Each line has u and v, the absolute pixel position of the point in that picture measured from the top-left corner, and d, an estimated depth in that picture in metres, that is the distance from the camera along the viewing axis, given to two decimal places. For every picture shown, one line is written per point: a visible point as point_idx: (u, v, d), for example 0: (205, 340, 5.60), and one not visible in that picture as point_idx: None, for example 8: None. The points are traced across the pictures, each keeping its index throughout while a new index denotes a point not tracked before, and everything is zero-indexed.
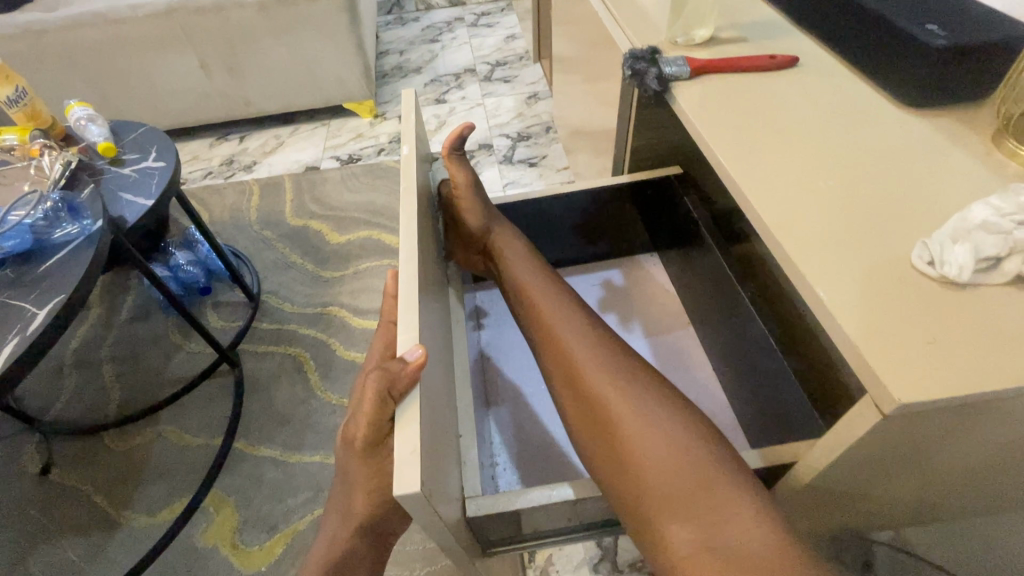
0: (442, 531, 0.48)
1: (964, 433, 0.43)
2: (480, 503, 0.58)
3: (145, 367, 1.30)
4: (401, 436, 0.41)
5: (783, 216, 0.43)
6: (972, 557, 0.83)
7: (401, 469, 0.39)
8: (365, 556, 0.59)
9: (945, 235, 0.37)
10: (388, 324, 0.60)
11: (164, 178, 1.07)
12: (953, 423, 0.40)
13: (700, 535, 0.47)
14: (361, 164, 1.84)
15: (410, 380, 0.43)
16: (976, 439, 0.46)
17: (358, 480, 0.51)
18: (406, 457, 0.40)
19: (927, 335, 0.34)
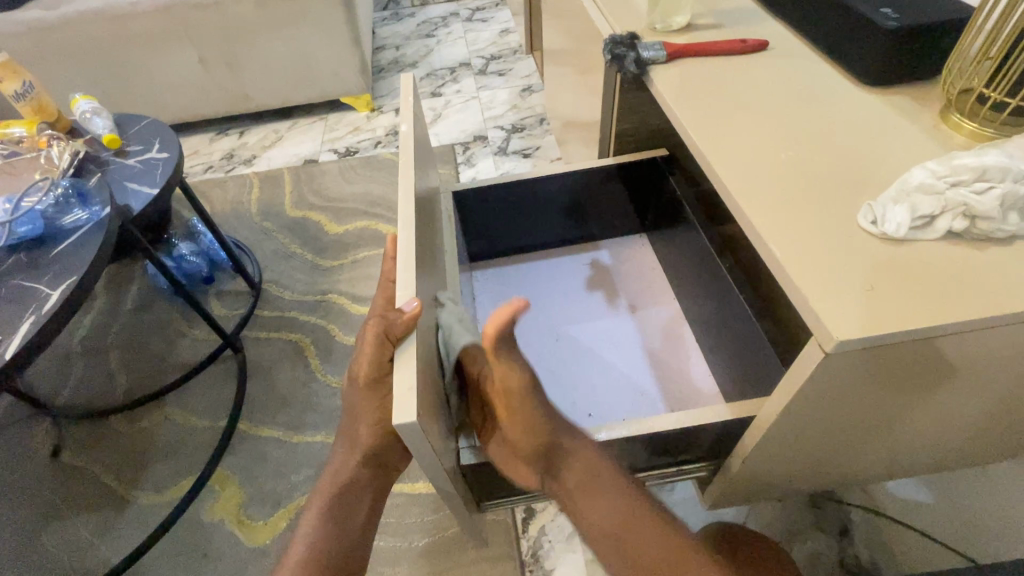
0: (433, 467, 0.54)
1: (914, 383, 0.47)
2: None
3: (150, 353, 1.34)
4: (400, 377, 0.47)
5: (745, 184, 0.47)
6: (943, 519, 0.88)
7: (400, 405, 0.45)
8: (369, 487, 0.64)
9: (887, 199, 0.41)
10: (386, 282, 0.64)
11: (168, 168, 1.11)
12: (899, 369, 0.44)
13: None
14: (358, 157, 1.87)
15: (406, 327, 0.50)
16: (928, 391, 0.50)
17: (364, 409, 0.60)
18: (404, 394, 0.46)
19: (864, 283, 0.38)
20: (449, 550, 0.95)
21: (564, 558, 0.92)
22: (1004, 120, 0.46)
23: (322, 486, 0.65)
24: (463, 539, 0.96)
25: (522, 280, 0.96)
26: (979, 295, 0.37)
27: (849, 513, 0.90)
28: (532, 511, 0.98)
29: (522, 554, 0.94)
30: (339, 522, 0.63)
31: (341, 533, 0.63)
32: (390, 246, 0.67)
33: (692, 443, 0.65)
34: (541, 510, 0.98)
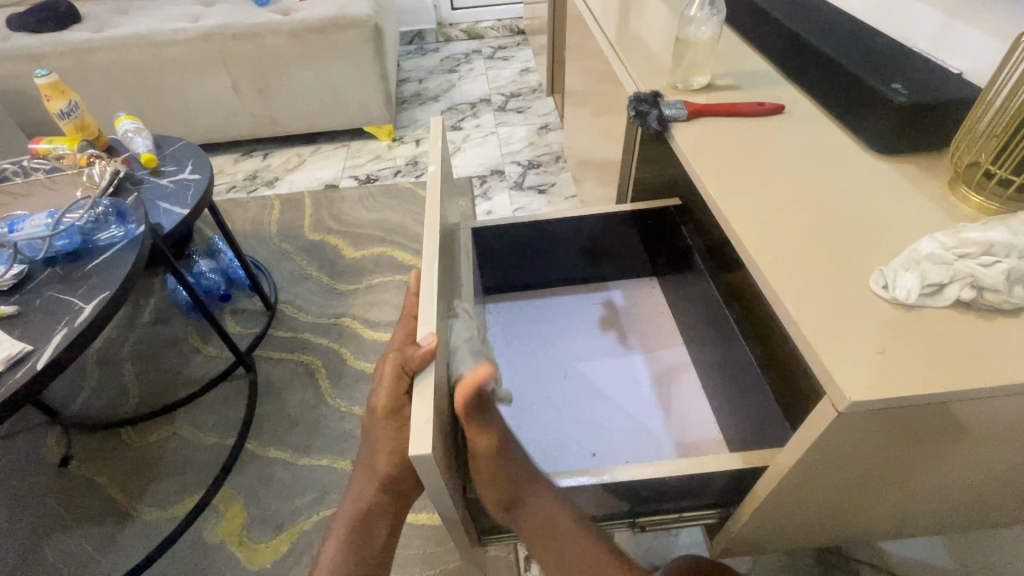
0: (443, 498, 0.55)
1: (917, 445, 0.49)
2: None
3: (163, 368, 1.36)
4: (416, 412, 0.48)
5: (764, 242, 0.49)
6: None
7: (418, 434, 0.47)
8: (386, 513, 0.65)
9: (898, 265, 0.43)
10: (408, 318, 0.66)
11: (199, 190, 1.15)
12: (904, 430, 0.45)
13: None
14: (378, 184, 1.93)
15: (422, 359, 0.51)
16: (932, 455, 0.51)
17: (379, 443, 0.61)
18: (421, 427, 0.47)
19: (878, 346, 0.40)
20: None
21: None
22: (1009, 195, 0.48)
23: (340, 515, 0.68)
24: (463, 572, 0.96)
25: (531, 317, 0.98)
26: (985, 363, 0.38)
27: (855, 568, 0.89)
28: None
29: None
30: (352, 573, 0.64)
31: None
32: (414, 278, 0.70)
33: (701, 490, 0.65)
34: None
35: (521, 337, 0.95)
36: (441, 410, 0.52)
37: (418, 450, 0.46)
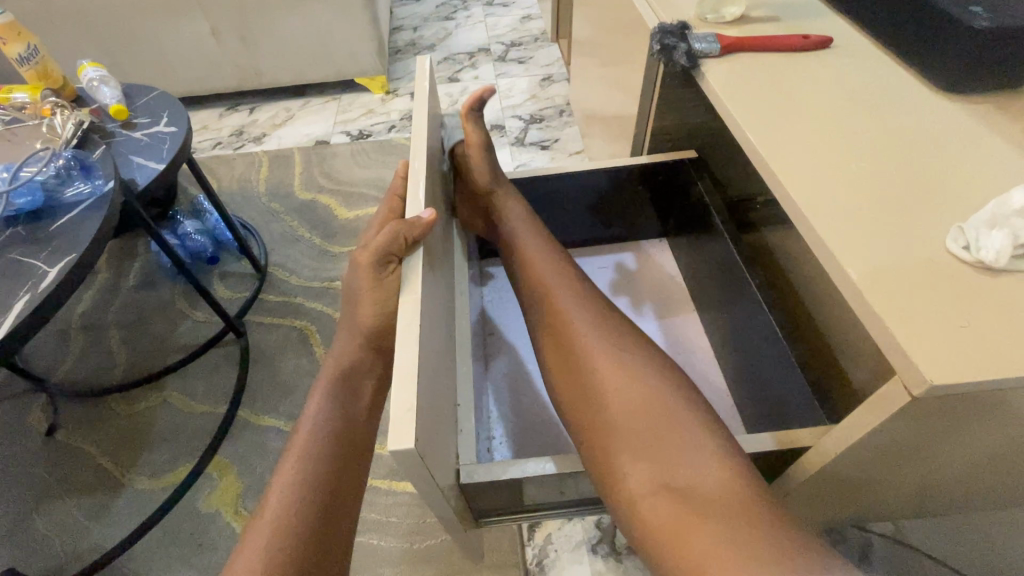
0: (439, 488, 0.49)
1: (963, 427, 0.43)
2: (476, 471, 0.58)
3: (151, 333, 1.31)
4: (403, 394, 0.42)
5: (818, 197, 0.42)
6: (961, 546, 0.81)
7: (398, 427, 0.40)
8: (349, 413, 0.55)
9: (982, 220, 0.36)
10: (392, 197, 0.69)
11: (176, 143, 1.06)
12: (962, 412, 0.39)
13: (659, 476, 0.51)
14: (371, 140, 1.82)
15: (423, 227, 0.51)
16: (979, 436, 0.45)
17: (360, 293, 0.55)
18: (407, 411, 0.41)
19: (960, 318, 0.33)
20: (450, 555, 0.92)
21: (570, 568, 0.89)
22: None
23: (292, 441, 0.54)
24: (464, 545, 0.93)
25: None
26: None
27: (867, 540, 0.82)
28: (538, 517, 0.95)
29: (526, 562, 0.90)
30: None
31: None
32: (399, 171, 0.71)
33: None
34: (547, 518, 0.94)
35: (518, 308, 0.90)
36: (427, 393, 0.45)
37: (397, 445, 0.39)
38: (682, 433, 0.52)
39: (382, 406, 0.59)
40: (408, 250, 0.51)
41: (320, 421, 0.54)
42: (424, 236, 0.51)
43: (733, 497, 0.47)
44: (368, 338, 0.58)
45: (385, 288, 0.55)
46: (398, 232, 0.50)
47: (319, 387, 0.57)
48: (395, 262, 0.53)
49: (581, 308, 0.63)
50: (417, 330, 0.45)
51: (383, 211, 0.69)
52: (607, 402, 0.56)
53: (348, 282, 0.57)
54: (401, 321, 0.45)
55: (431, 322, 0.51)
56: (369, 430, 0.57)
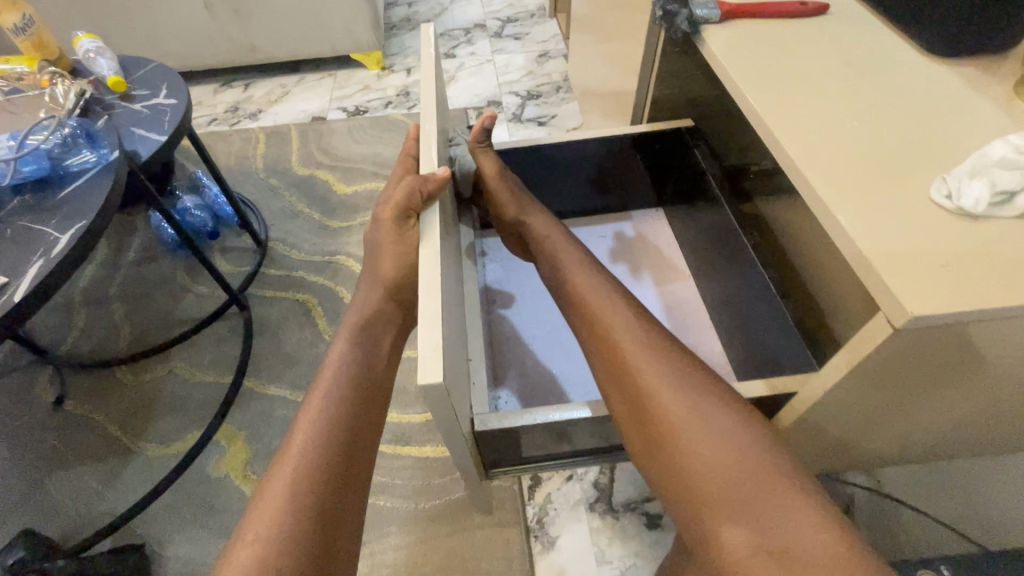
0: (457, 430, 0.53)
1: (940, 370, 0.46)
2: (489, 420, 0.62)
3: (154, 307, 1.32)
4: (428, 335, 0.44)
5: (813, 154, 0.44)
6: (940, 498, 0.85)
7: (425, 363, 0.43)
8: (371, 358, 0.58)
9: (963, 171, 0.39)
10: (405, 157, 0.71)
11: (177, 115, 1.06)
12: (941, 352, 0.43)
13: (755, 538, 0.45)
14: (367, 116, 1.81)
15: (437, 181, 0.56)
16: (954, 381, 0.49)
17: (383, 245, 0.60)
18: (433, 352, 0.43)
19: (939, 260, 0.37)
20: (454, 514, 0.95)
21: (568, 525, 0.93)
22: None
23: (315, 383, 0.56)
24: (467, 505, 0.96)
25: None
26: None
27: (851, 494, 0.86)
28: (538, 479, 0.99)
29: (527, 521, 0.94)
30: (304, 529, 0.47)
31: (304, 551, 0.46)
32: (412, 130, 0.72)
33: None
34: (547, 479, 0.98)
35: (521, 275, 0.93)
36: (449, 338, 0.48)
37: (427, 378, 0.42)
38: (781, 492, 0.46)
39: (400, 355, 0.63)
40: (424, 204, 0.57)
41: (344, 362, 0.57)
42: (439, 191, 0.57)
43: (841, 563, 0.42)
44: (389, 288, 0.62)
45: (406, 241, 0.60)
46: (416, 187, 0.56)
47: (343, 333, 0.60)
48: (415, 216, 0.59)
49: (651, 350, 0.57)
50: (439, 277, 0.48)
51: (399, 167, 0.71)
52: (689, 452, 0.50)
53: (371, 236, 0.62)
54: (422, 266, 0.48)
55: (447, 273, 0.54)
56: (387, 375, 0.60)
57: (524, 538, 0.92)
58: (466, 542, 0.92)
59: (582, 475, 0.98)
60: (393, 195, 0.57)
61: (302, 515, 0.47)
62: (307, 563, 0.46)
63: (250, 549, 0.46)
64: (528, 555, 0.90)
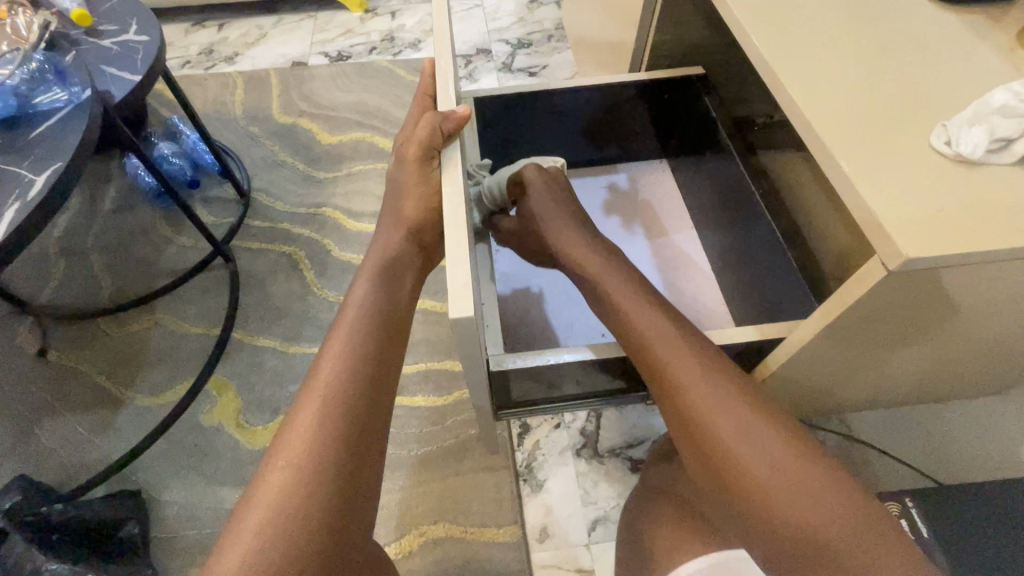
0: (472, 370, 0.54)
1: (922, 317, 0.48)
2: (503, 360, 0.63)
3: (135, 257, 1.29)
4: (452, 273, 0.43)
5: (818, 100, 0.44)
6: (905, 438, 0.87)
7: (456, 297, 0.42)
8: (394, 298, 0.58)
9: (964, 118, 0.39)
10: (422, 96, 0.66)
11: (150, 53, 1.00)
12: (925, 297, 0.44)
13: None
14: (351, 62, 1.73)
15: (457, 120, 0.55)
16: (933, 329, 0.50)
17: (409, 186, 0.61)
18: (458, 287, 0.43)
19: (940, 204, 0.38)
20: (446, 459, 0.99)
21: (557, 469, 0.97)
22: None
23: (338, 324, 0.56)
24: (458, 451, 0.99)
25: None
26: None
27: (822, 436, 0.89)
28: (527, 426, 1.02)
29: (517, 465, 0.98)
30: (337, 453, 0.47)
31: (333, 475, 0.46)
32: (427, 67, 0.67)
33: None
34: (536, 426, 1.01)
35: None
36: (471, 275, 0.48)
37: (458, 314, 0.42)
38: (873, 549, 0.43)
39: (419, 296, 0.63)
40: (445, 143, 0.56)
41: (369, 298, 0.57)
42: (458, 129, 0.55)
43: None
44: (411, 229, 0.62)
45: (429, 182, 0.61)
46: (436, 125, 0.55)
47: (365, 273, 0.59)
48: (439, 156, 0.58)
49: (715, 387, 0.51)
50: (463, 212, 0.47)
51: (416, 107, 0.66)
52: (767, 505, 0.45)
53: (396, 175, 0.62)
54: (446, 201, 0.47)
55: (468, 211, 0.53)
56: (408, 314, 0.60)
57: (513, 482, 0.96)
58: (458, 485, 0.96)
59: (570, 422, 1.01)
60: (415, 134, 0.57)
61: (336, 442, 0.47)
62: (335, 485, 0.45)
63: (283, 470, 0.46)
64: (517, 496, 0.94)
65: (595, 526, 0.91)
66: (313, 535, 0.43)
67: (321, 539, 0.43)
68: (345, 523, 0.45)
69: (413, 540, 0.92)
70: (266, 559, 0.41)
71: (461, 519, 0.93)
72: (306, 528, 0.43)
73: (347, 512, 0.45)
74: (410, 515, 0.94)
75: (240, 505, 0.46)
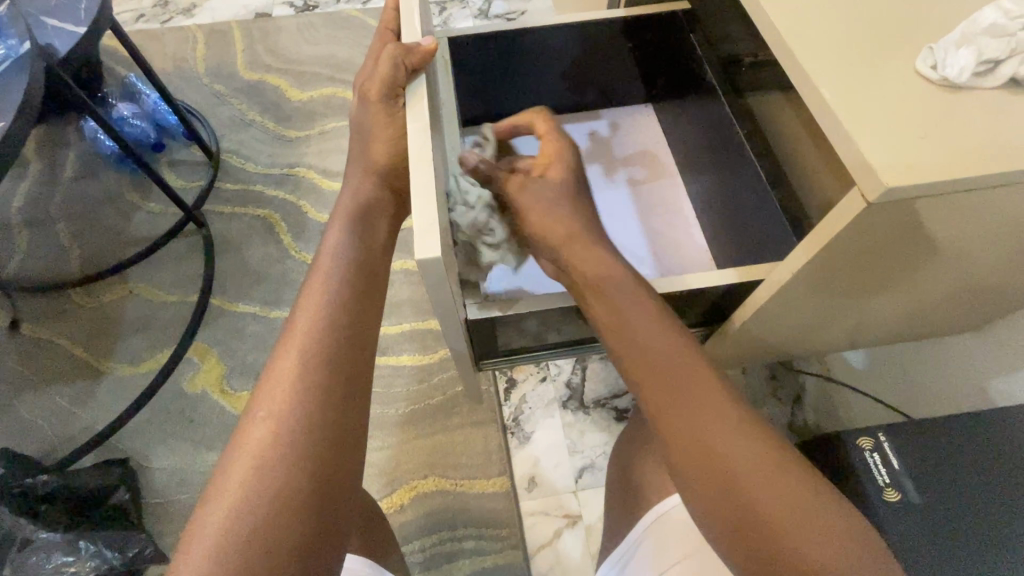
0: (448, 317, 0.53)
1: (898, 257, 0.47)
2: (479, 310, 0.61)
3: (103, 226, 1.24)
4: (417, 216, 0.42)
5: (802, 26, 0.42)
6: (889, 383, 0.88)
7: (420, 239, 0.41)
8: (370, 251, 0.56)
9: (953, 40, 0.38)
10: (383, 31, 0.62)
11: (94, 1, 0.93)
12: (902, 234, 0.43)
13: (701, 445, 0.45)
14: (318, 11, 1.62)
15: (423, 57, 0.53)
16: (910, 267, 0.50)
17: (376, 131, 0.58)
18: (425, 231, 0.41)
19: (921, 131, 0.36)
20: (434, 416, 0.99)
21: (543, 422, 0.98)
22: None
23: (311, 279, 0.53)
24: (447, 407, 1.00)
25: (514, 152, 0.91)
26: (1018, 141, 0.36)
27: (801, 381, 0.95)
28: (513, 380, 1.02)
29: (504, 419, 0.99)
30: (319, 406, 0.46)
31: (318, 424, 0.45)
32: (389, 1, 0.62)
33: (693, 307, 0.65)
34: (522, 381, 1.01)
35: None
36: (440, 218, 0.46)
37: (425, 255, 0.41)
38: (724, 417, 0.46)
39: (396, 244, 0.61)
40: (409, 78, 0.53)
41: (342, 250, 0.55)
42: (423, 64, 0.53)
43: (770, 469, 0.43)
44: (381, 173, 0.59)
45: (394, 124, 0.58)
46: (399, 60, 0.52)
47: (336, 223, 0.57)
48: (402, 95, 0.55)
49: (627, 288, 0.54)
50: (429, 151, 0.45)
51: (376, 43, 0.62)
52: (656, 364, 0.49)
53: (359, 119, 0.58)
54: (412, 142, 0.45)
55: (435, 152, 0.51)
56: (386, 264, 0.58)
57: (501, 435, 0.97)
58: (447, 440, 0.97)
59: (555, 375, 1.02)
60: (376, 71, 0.54)
61: (317, 400, 0.46)
62: (321, 433, 0.45)
63: (263, 430, 0.44)
64: (505, 449, 0.96)
65: (582, 474, 0.93)
66: (297, 486, 0.42)
67: (310, 486, 0.43)
68: (334, 471, 0.44)
69: (404, 495, 0.94)
70: (251, 512, 0.41)
71: (451, 472, 0.94)
72: (289, 480, 0.42)
73: (335, 460, 0.45)
74: (400, 471, 0.95)
75: (219, 463, 0.44)
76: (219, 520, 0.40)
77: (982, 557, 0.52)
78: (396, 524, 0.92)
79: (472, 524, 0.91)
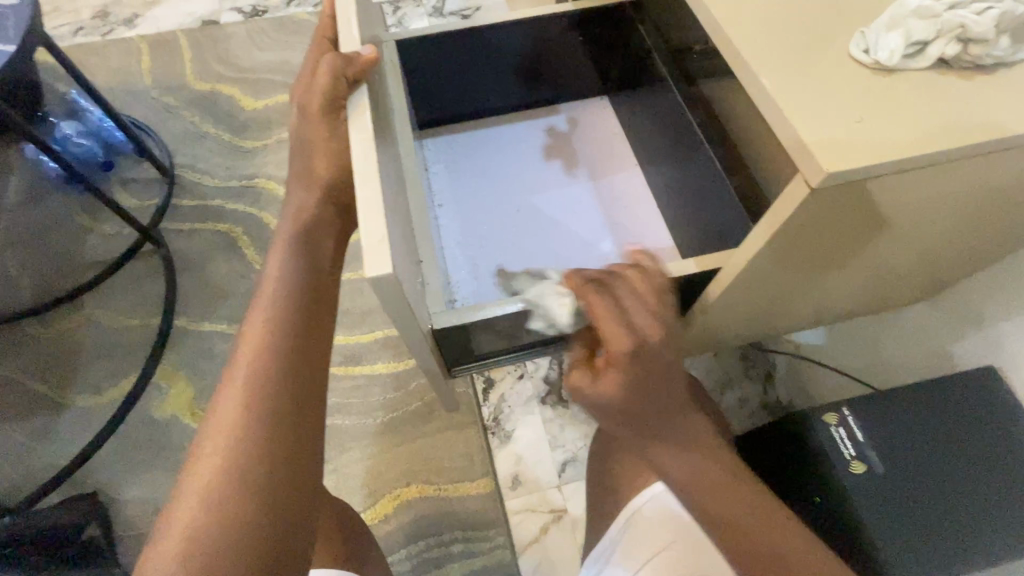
0: (409, 330, 0.52)
1: (844, 236, 0.49)
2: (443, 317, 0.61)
3: (53, 252, 1.19)
4: (367, 230, 0.41)
5: (740, 15, 0.42)
6: (851, 355, 0.90)
7: (371, 253, 0.40)
8: (317, 270, 0.55)
9: (883, 23, 0.39)
10: (320, 38, 0.60)
11: (22, 18, 0.88)
12: (846, 215, 0.44)
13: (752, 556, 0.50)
14: (268, 17, 1.57)
15: (363, 66, 0.52)
16: (859, 244, 0.51)
17: (319, 144, 0.56)
18: (377, 244, 0.40)
19: (857, 115, 0.37)
20: (413, 423, 0.98)
21: (523, 420, 0.98)
22: None
23: (255, 307, 0.52)
24: (427, 412, 0.99)
25: (473, 152, 0.91)
26: (950, 119, 0.37)
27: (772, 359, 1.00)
28: (491, 380, 1.01)
29: (484, 419, 0.98)
30: (269, 440, 0.44)
31: (269, 456, 0.44)
32: (326, 7, 0.61)
33: None
34: (500, 379, 1.01)
35: (464, 178, 0.88)
36: (393, 228, 0.45)
37: (377, 270, 0.40)
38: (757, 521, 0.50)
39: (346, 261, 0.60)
40: (350, 89, 0.53)
41: (288, 271, 0.53)
42: (364, 73, 0.53)
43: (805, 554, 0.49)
44: (326, 188, 0.58)
45: (339, 135, 0.56)
46: (339, 71, 0.51)
47: (281, 243, 0.55)
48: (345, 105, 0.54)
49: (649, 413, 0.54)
50: (377, 163, 0.44)
51: (314, 51, 0.60)
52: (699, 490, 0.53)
53: (299, 132, 0.57)
54: (357, 155, 0.44)
55: (385, 161, 0.50)
56: (337, 280, 0.57)
57: (482, 436, 0.97)
58: (428, 446, 0.96)
59: (532, 371, 1.01)
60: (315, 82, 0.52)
61: (266, 431, 0.45)
62: (272, 465, 0.44)
63: (209, 468, 0.43)
64: (486, 449, 0.95)
65: (565, 468, 0.94)
66: (253, 527, 0.41)
67: (262, 520, 0.41)
68: (288, 502, 0.43)
69: (388, 505, 0.93)
70: (198, 557, 0.39)
71: (434, 477, 0.94)
72: (244, 514, 0.41)
73: (289, 491, 0.44)
74: (382, 481, 0.94)
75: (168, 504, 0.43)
76: (169, 565, 0.39)
77: (950, 521, 0.54)
78: (382, 534, 0.91)
79: (459, 527, 0.90)
